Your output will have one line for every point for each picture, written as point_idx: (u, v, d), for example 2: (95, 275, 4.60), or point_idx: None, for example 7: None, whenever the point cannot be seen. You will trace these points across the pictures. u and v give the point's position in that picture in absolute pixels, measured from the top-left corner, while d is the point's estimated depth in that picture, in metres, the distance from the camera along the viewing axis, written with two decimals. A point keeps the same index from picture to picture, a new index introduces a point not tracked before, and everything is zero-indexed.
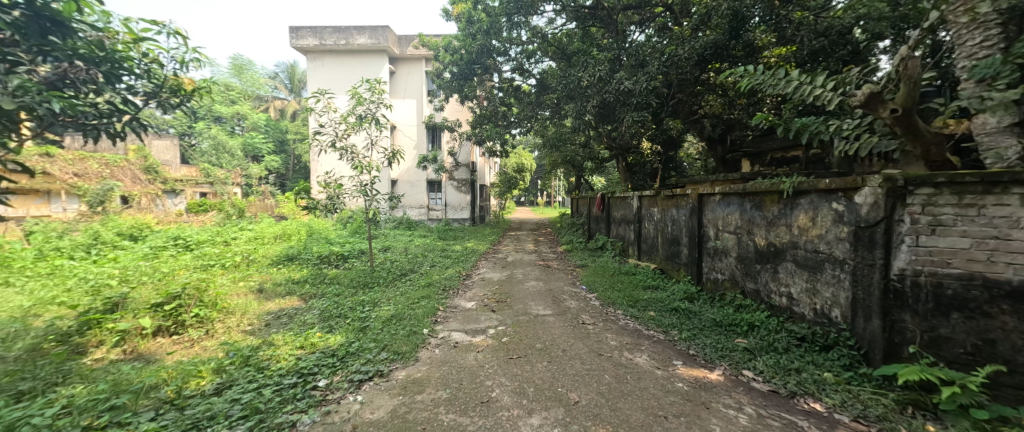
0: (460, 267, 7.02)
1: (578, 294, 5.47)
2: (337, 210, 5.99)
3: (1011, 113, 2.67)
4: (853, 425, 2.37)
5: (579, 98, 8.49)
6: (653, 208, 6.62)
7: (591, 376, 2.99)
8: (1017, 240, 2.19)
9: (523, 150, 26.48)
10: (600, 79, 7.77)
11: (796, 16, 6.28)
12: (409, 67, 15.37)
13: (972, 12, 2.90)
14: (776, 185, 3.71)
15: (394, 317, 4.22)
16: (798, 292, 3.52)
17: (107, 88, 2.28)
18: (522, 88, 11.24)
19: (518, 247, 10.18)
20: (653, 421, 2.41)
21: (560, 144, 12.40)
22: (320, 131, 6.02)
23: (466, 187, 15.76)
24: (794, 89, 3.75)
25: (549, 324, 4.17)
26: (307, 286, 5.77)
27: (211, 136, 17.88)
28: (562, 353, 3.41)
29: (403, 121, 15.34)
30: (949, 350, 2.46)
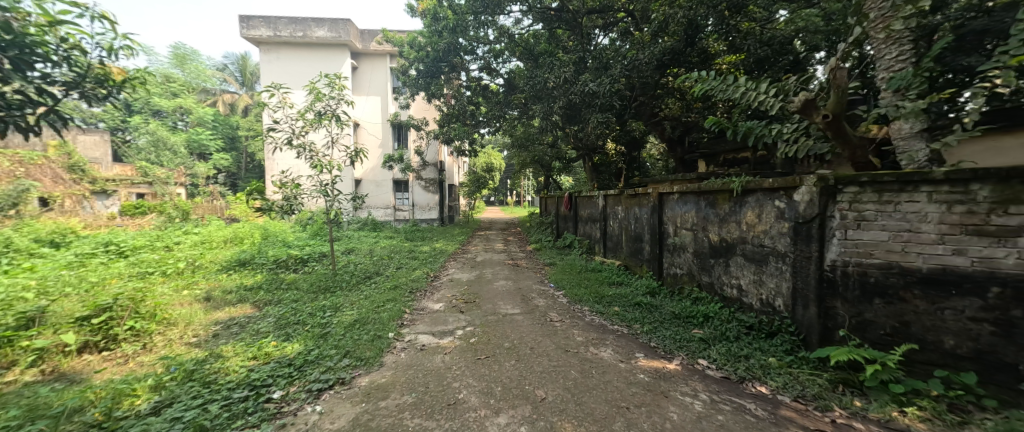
0: (427, 268, 6.96)
1: (546, 291, 5.58)
2: (294, 211, 5.76)
3: (921, 120, 3.02)
4: (793, 405, 2.58)
5: (545, 99, 8.64)
6: (617, 207, 6.86)
7: (559, 372, 3.08)
8: (926, 232, 2.47)
9: (492, 150, 26.55)
10: (566, 80, 7.96)
11: (743, 26, 6.70)
12: (372, 63, 15.00)
13: (888, 29, 3.23)
14: (726, 185, 3.96)
15: (357, 321, 4.14)
16: (746, 284, 3.79)
17: (13, 76, 2.04)
18: (490, 88, 11.27)
19: (486, 247, 10.16)
20: (616, 412, 2.53)
21: (528, 144, 12.53)
22: (274, 128, 5.75)
23: (433, 187, 15.60)
24: (741, 95, 4.03)
25: (516, 323, 4.23)
26: (261, 292, 5.52)
27: (150, 131, 16.59)
28: (530, 351, 3.48)
29: (367, 118, 14.97)
30: (873, 332, 2.73)
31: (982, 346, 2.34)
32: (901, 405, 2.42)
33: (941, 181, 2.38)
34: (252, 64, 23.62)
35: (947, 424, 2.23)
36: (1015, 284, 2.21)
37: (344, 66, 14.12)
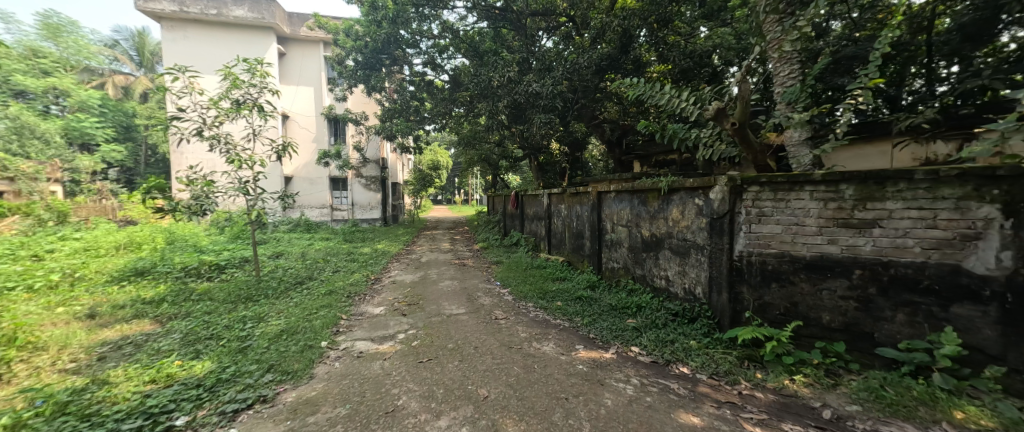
0: (367, 270, 6.74)
1: (491, 290, 5.67)
2: (205, 213, 5.26)
3: (807, 129, 3.54)
4: (708, 382, 2.89)
5: (489, 98, 8.71)
6: (560, 205, 7.12)
7: (501, 369, 3.18)
8: (809, 225, 2.90)
9: (438, 147, 26.21)
10: (510, 80, 8.14)
11: (670, 39, 7.32)
12: (303, 51, 14.12)
13: (780, 50, 3.75)
14: (655, 184, 4.31)
15: (285, 331, 3.94)
16: (672, 274, 4.15)
17: None
18: (435, 83, 11.13)
19: (432, 247, 10.04)
20: (556, 404, 2.67)
21: (475, 142, 12.55)
22: (179, 116, 5.22)
23: (375, 185, 15.04)
24: (666, 101, 4.41)
25: (461, 323, 4.27)
26: (163, 306, 4.99)
27: (7, 114, 12.42)
28: (474, 351, 3.55)
29: (298, 110, 14.05)
30: (771, 313, 3.14)
31: (850, 319, 2.80)
32: (792, 374, 2.81)
33: (820, 181, 2.81)
34: (151, 43, 21.43)
35: (824, 387, 2.64)
36: (872, 267, 2.68)
37: (269, 52, 13.15)
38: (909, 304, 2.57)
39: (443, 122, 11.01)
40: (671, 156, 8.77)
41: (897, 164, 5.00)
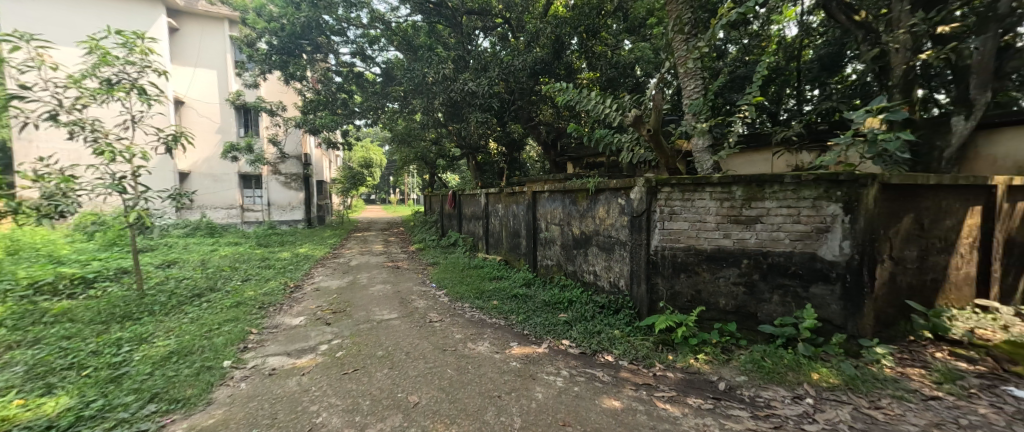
0: (284, 278, 6.29)
1: (427, 292, 5.60)
2: (66, 216, 4.38)
3: (707, 137, 4.02)
4: (628, 368, 3.15)
5: (424, 93, 8.56)
6: (497, 204, 7.25)
7: (434, 373, 3.14)
8: (709, 222, 3.31)
9: (370, 144, 25.22)
10: (445, 77, 8.14)
11: (597, 49, 7.88)
12: (202, 29, 12.78)
13: (686, 66, 4.23)
14: (583, 184, 4.59)
15: (174, 353, 3.46)
16: (599, 270, 4.46)
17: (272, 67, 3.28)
18: (365, 76, 10.75)
19: (362, 249, 9.61)
20: (489, 402, 2.68)
21: (410, 140, 12.15)
22: (22, 95, 4.40)
23: (295, 183, 13.99)
24: (593, 105, 4.74)
25: (392, 328, 4.18)
26: (3, 331, 4.08)
27: None
28: (405, 357, 3.47)
29: (197, 96, 12.77)
30: (680, 301, 3.54)
31: (740, 302, 3.26)
32: (696, 354, 3.20)
33: (716, 183, 3.23)
34: None
35: (720, 362, 3.05)
36: (756, 256, 3.14)
37: (155, 26, 11.73)
38: (782, 287, 3.07)
39: (374, 117, 10.56)
40: (600, 159, 9.33)
41: (775, 170, 5.78)
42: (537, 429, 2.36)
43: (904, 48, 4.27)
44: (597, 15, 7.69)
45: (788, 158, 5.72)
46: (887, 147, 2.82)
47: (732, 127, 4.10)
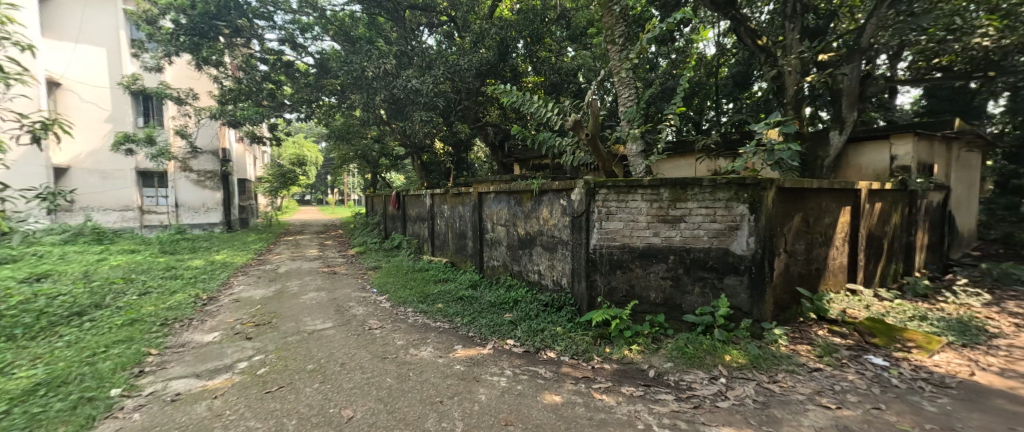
0: (194, 290, 5.62)
1: (366, 298, 5.31)
2: None
3: (638, 143, 4.38)
4: (569, 362, 3.30)
5: (363, 89, 8.27)
6: (443, 205, 7.20)
7: (372, 383, 2.91)
8: (640, 221, 3.59)
9: (302, 140, 23.71)
10: (386, 73, 7.94)
11: (541, 54, 8.23)
12: (86, 1, 11.18)
13: (619, 76, 4.62)
14: (528, 185, 4.74)
15: (42, 385, 2.80)
16: (543, 269, 4.62)
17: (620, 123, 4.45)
18: (296, 66, 10.17)
19: (294, 255, 9.00)
20: (431, 409, 2.57)
21: (347, 138, 11.27)
22: None
23: (210, 181, 12.99)
24: (536, 108, 4.91)
25: (325, 339, 3.80)
26: None
27: None
28: (339, 368, 3.15)
29: (81, 78, 11.17)
30: (616, 296, 3.78)
31: (667, 295, 3.56)
32: (629, 345, 3.43)
33: (648, 186, 3.51)
34: None
35: (650, 351, 3.31)
36: (680, 253, 3.47)
37: None
38: (702, 279, 3.43)
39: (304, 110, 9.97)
40: (544, 162, 9.61)
41: (698, 174, 6.34)
42: (479, 431, 2.33)
43: (795, 70, 5.56)
44: (541, 22, 8.04)
45: (708, 164, 6.30)
46: (782, 155, 3.31)
47: (660, 134, 4.52)
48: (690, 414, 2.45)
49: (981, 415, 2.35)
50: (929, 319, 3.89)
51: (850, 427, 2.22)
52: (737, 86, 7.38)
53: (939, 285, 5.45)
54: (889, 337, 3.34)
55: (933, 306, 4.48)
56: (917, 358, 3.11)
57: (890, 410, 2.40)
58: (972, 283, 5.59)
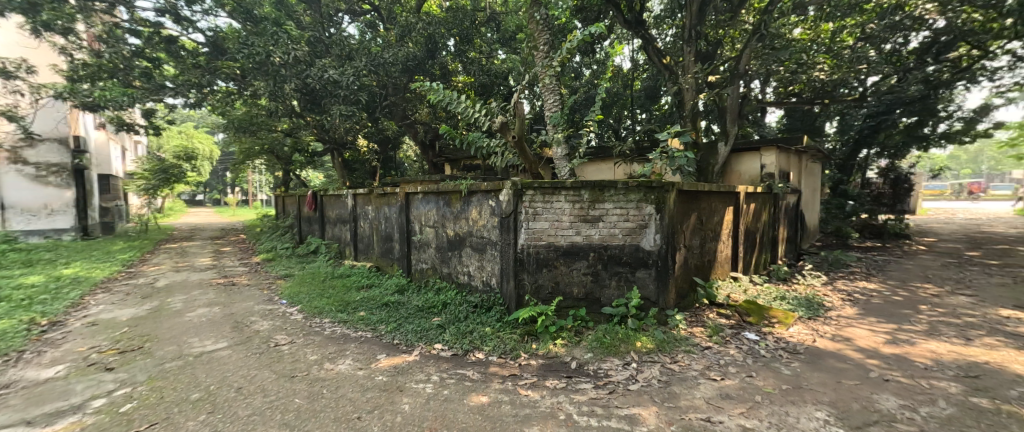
0: (26, 315, 4.33)
1: (272, 311, 4.70)
2: None
3: (564, 147, 4.63)
4: (497, 362, 3.31)
5: (268, 76, 7.31)
6: (367, 206, 6.80)
7: (278, 405, 2.62)
8: (564, 221, 3.76)
9: (192, 129, 20.84)
10: (297, 60, 7.14)
11: (471, 55, 8.35)
12: None
13: (543, 83, 4.88)
14: (456, 186, 4.66)
15: None
16: (473, 270, 4.59)
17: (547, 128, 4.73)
18: (182, 43, 9.08)
19: (180, 265, 7.81)
20: (347, 425, 2.39)
21: (248, 129, 10.08)
22: None
23: (55, 176, 10.73)
24: (464, 108, 4.90)
25: (220, 361, 3.25)
26: None
27: None
28: (235, 394, 2.75)
29: None
30: (542, 293, 3.89)
31: (588, 289, 3.80)
32: (554, 340, 3.55)
33: (571, 187, 3.69)
34: None
35: (573, 343, 3.47)
36: (599, 250, 3.74)
37: None
38: (617, 272, 3.75)
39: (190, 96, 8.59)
40: (476, 162, 9.69)
41: (616, 177, 6.84)
42: None
43: (691, 87, 6.64)
44: (470, 22, 8.22)
45: (626, 167, 6.70)
46: (681, 162, 3.74)
47: (581, 139, 4.86)
48: (606, 399, 2.61)
49: (818, 373, 2.97)
50: (788, 298, 4.70)
51: (731, 395, 2.63)
52: (648, 99, 8.58)
53: (795, 270, 6.58)
54: (759, 315, 4.00)
55: (791, 287, 5.43)
56: (779, 331, 3.77)
57: (759, 376, 2.91)
58: (817, 267, 6.88)
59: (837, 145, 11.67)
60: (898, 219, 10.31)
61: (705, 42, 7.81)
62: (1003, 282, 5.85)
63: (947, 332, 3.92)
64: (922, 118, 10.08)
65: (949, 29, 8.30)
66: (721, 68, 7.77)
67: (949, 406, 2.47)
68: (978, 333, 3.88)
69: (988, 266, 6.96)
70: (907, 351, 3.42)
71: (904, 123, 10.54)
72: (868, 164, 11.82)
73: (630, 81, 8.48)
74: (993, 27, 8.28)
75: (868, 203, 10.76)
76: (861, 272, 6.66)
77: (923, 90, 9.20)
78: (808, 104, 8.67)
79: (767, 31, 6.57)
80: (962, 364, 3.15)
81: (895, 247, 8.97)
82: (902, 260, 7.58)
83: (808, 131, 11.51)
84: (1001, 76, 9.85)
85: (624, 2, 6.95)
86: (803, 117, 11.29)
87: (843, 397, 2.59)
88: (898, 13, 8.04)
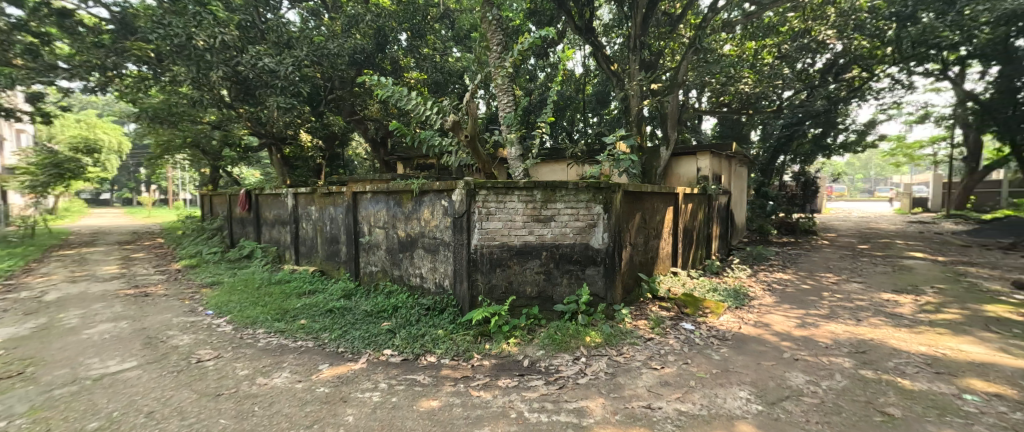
0: None
1: (195, 324, 4.22)
2: None
3: (518, 147, 4.60)
4: (449, 365, 3.17)
5: (190, 60, 6.48)
6: (309, 206, 6.35)
7: (197, 428, 2.32)
8: (517, 220, 3.70)
9: (97, 118, 18.41)
10: (225, 44, 6.43)
11: (424, 51, 8.20)
12: None
13: (497, 84, 4.82)
14: (408, 185, 4.45)
15: None
16: (425, 272, 4.40)
17: (501, 130, 4.68)
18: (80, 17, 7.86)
19: (81, 275, 6.85)
20: None
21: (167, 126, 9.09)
22: None
23: None
24: (415, 106, 4.70)
25: (128, 384, 2.84)
26: None
27: None
28: (144, 419, 2.40)
29: None
30: (496, 293, 3.80)
31: (541, 287, 3.79)
32: (507, 340, 3.48)
33: (524, 187, 3.64)
34: None
35: (526, 342, 3.43)
36: (552, 249, 3.75)
37: None
38: (569, 270, 3.79)
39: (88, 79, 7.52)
40: (428, 161, 9.47)
41: (570, 178, 6.92)
42: None
43: (637, 93, 6.85)
44: (421, 17, 8.04)
45: (578, 168, 6.80)
46: (626, 165, 3.87)
47: (534, 141, 4.86)
48: (556, 394, 2.58)
49: (742, 356, 3.19)
50: (720, 289, 5.01)
51: (669, 382, 2.72)
52: (599, 103, 8.89)
53: (726, 264, 7.03)
54: (696, 306, 4.20)
55: (722, 279, 5.79)
56: (712, 321, 3.98)
57: (693, 363, 3.05)
58: (743, 261, 7.41)
59: (760, 151, 12.46)
60: (808, 218, 11.28)
61: (648, 52, 8.21)
62: (885, 270, 6.71)
63: (844, 314, 4.39)
64: (826, 130, 11.25)
65: (845, 53, 9.48)
66: (664, 77, 8.18)
67: (844, 379, 2.77)
68: (866, 314, 4.39)
69: (878, 256, 7.95)
70: (813, 333, 3.77)
71: (812, 133, 11.52)
72: (784, 169, 12.90)
73: (582, 85, 8.69)
74: (877, 53, 9.70)
75: (784, 203, 11.81)
76: (780, 264, 7.28)
77: (828, 106, 10.23)
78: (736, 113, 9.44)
79: (702, 45, 7.19)
80: (855, 342, 3.54)
81: (805, 242, 9.91)
82: (811, 253, 8.40)
83: (737, 138, 12.59)
84: (884, 96, 11.23)
85: (575, 9, 7.05)
86: (733, 125, 12.34)
87: (762, 377, 2.80)
88: (806, 37, 8.95)
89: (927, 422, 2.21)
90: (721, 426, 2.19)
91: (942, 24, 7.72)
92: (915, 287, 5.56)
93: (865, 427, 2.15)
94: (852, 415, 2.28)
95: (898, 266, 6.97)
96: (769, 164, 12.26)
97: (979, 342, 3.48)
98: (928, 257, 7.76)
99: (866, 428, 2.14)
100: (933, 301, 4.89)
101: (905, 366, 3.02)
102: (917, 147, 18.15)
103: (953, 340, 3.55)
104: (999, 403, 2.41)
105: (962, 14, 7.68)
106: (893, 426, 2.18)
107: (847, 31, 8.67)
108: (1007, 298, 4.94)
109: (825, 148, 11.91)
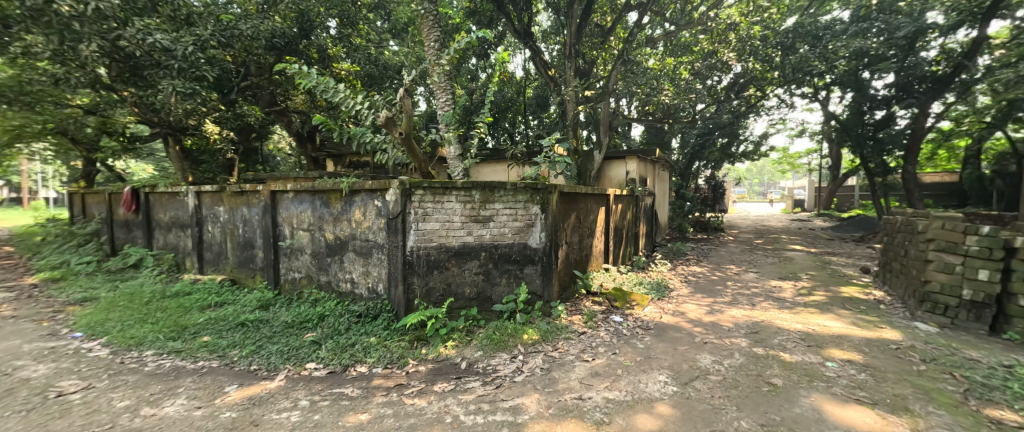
0: None
1: (61, 350, 3.48)
2: None
3: (456, 147, 4.41)
4: (381, 374, 2.92)
5: (48, 29, 5.40)
6: (216, 206, 5.60)
7: None
8: (455, 221, 3.54)
9: None
10: (101, 15, 5.44)
11: (353, 41, 7.72)
12: None
13: (436, 80, 4.60)
14: (336, 184, 4.07)
15: None
16: (357, 276, 4.05)
17: (438, 129, 4.48)
18: None
19: None
20: None
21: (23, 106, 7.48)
22: None
23: None
24: (343, 99, 4.30)
25: None
26: None
27: None
28: None
29: None
30: (434, 296, 3.60)
31: (479, 288, 3.66)
32: (445, 343, 3.32)
33: (462, 186, 3.49)
34: None
35: (464, 344, 3.29)
36: (490, 249, 3.64)
37: None
38: (508, 269, 3.71)
39: None
40: (359, 159, 8.96)
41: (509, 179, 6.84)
42: None
43: (573, 97, 7.01)
44: (350, 4, 7.56)
45: (518, 169, 6.79)
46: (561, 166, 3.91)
47: (473, 140, 4.71)
48: (492, 394, 2.48)
49: (663, 343, 3.34)
50: (645, 282, 5.27)
51: (599, 372, 2.74)
52: (539, 106, 9.01)
53: (650, 259, 7.46)
54: (625, 300, 4.33)
55: (647, 273, 6.12)
56: (638, 312, 4.14)
57: (621, 352, 3.12)
58: (665, 256, 7.92)
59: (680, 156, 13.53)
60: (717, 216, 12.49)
61: (583, 60, 8.47)
62: (773, 260, 7.59)
63: (743, 300, 4.82)
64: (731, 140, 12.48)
65: (746, 73, 10.67)
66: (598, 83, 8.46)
67: (742, 356, 3.01)
68: (760, 299, 4.88)
69: (769, 249, 8.98)
70: (719, 318, 4.08)
71: (720, 142, 12.50)
72: (699, 173, 13.87)
73: (522, 88, 8.78)
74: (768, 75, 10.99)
75: (699, 204, 12.87)
76: (694, 258, 7.90)
77: (733, 119, 11.39)
78: (659, 121, 10.14)
79: (629, 58, 7.70)
80: (751, 324, 3.86)
81: (715, 238, 10.90)
82: (717, 247, 9.24)
83: (661, 145, 13.49)
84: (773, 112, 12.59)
85: (513, 11, 7.04)
86: (657, 134, 13.26)
87: (677, 360, 2.94)
88: (712, 57, 9.87)
89: (803, 388, 2.49)
90: (642, 410, 2.24)
91: (814, 55, 9.17)
92: (795, 274, 6.32)
93: (758, 398, 2.34)
94: (746, 388, 2.48)
95: (783, 257, 7.89)
96: (685, 170, 13.41)
97: (842, 318, 4.02)
98: (804, 248, 8.93)
99: (758, 398, 2.34)
100: (806, 285, 5.60)
101: (787, 341, 3.36)
102: (796, 157, 20.89)
103: (820, 317, 4.05)
104: (851, 367, 2.78)
105: (826, 49, 9.08)
106: (777, 394, 2.40)
107: (745, 54, 9.76)
108: (859, 280, 5.83)
109: (731, 156, 13.24)
